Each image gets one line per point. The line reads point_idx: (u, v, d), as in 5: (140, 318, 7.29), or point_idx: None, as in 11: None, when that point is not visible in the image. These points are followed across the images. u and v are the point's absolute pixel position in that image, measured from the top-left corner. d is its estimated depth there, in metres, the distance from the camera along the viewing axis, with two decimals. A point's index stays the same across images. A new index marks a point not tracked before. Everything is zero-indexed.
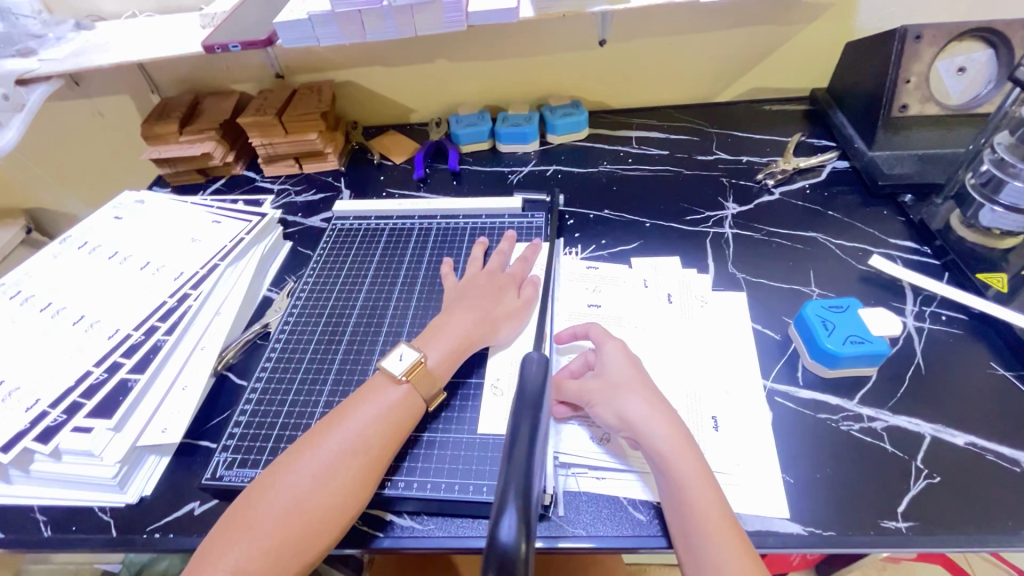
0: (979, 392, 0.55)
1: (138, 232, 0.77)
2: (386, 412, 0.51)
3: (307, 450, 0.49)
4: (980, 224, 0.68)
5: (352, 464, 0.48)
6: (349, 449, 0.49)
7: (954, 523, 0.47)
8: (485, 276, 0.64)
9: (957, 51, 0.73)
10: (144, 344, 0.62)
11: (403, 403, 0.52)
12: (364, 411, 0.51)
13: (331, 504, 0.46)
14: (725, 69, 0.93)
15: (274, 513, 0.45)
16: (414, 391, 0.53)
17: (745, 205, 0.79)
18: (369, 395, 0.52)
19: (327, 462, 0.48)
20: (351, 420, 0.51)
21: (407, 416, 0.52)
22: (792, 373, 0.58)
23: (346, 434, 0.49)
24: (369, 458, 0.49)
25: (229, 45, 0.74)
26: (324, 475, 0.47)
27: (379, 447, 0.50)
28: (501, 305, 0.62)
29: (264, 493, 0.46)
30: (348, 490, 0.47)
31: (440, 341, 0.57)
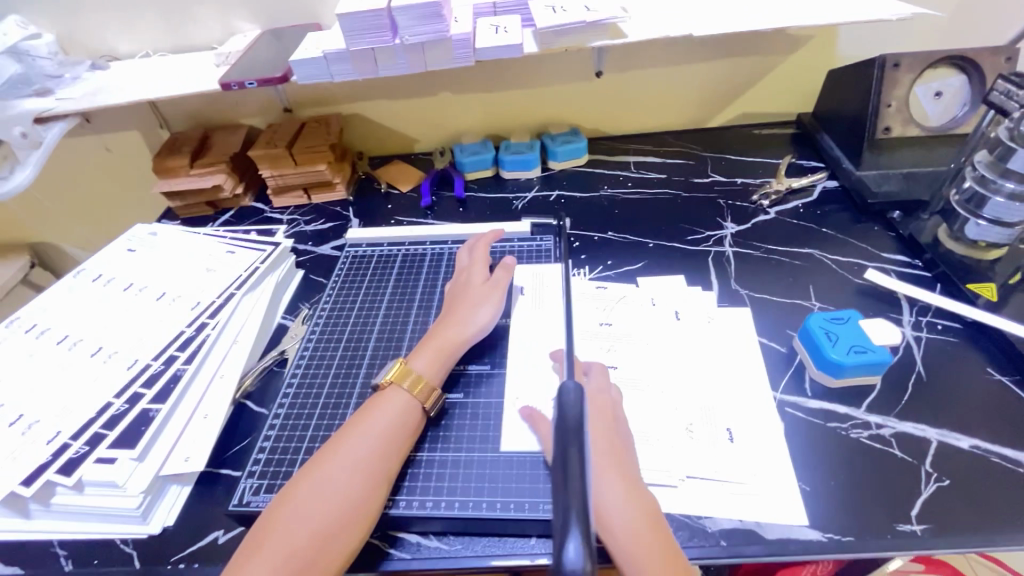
0: (978, 396, 0.58)
1: (153, 264, 0.79)
2: (393, 424, 0.53)
3: (317, 470, 0.49)
4: (967, 237, 0.71)
5: (364, 479, 0.49)
6: (359, 463, 0.49)
7: (965, 525, 0.48)
8: (461, 286, 0.67)
9: (932, 77, 0.79)
10: (164, 374, 0.62)
11: (402, 412, 0.54)
12: (369, 427, 0.52)
13: (347, 519, 0.46)
14: (715, 97, 0.98)
15: (292, 534, 0.45)
16: (399, 391, 0.55)
17: (743, 224, 0.82)
18: (372, 409, 0.54)
19: (344, 479, 0.48)
20: (356, 437, 0.51)
21: (410, 425, 0.54)
22: (800, 384, 0.60)
23: (354, 449, 0.50)
24: (383, 472, 0.50)
25: (245, 82, 0.77)
26: (338, 491, 0.47)
27: (390, 459, 0.51)
28: (469, 295, 0.65)
29: (278, 518, 0.46)
30: (362, 505, 0.47)
31: (421, 351, 0.59)
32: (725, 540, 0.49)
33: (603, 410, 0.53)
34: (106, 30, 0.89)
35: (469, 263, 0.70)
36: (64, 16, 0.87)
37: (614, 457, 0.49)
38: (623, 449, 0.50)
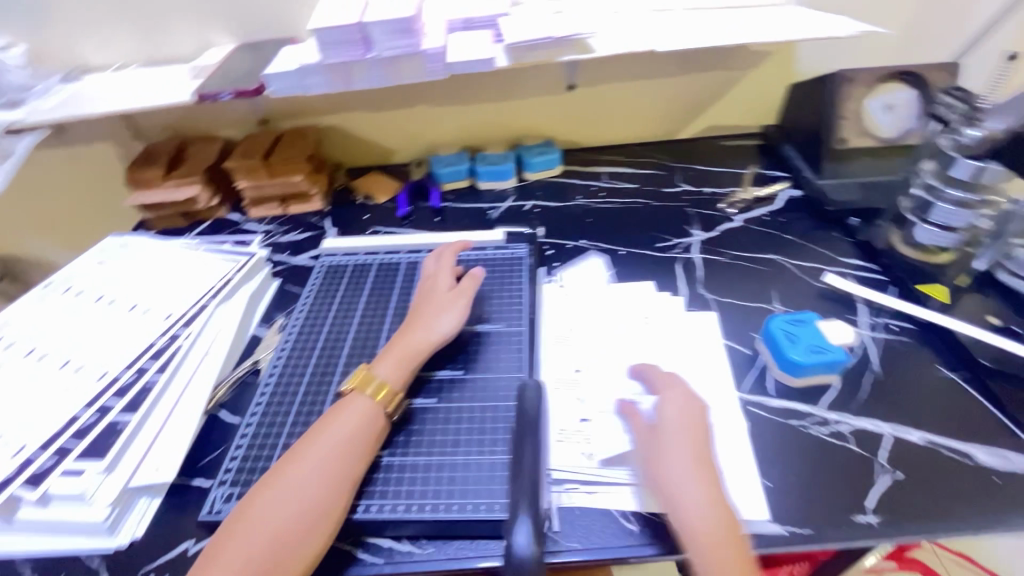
0: (929, 392, 0.61)
1: (125, 275, 0.78)
2: (358, 428, 0.53)
3: (279, 475, 0.49)
4: (918, 242, 0.74)
5: (326, 484, 0.49)
6: (322, 468, 0.50)
7: (916, 516, 0.50)
8: (427, 291, 0.68)
9: (882, 91, 0.83)
10: (135, 384, 0.62)
11: (366, 415, 0.54)
12: (333, 431, 0.52)
13: (309, 522, 0.47)
14: (684, 109, 1.01)
15: (252, 539, 0.45)
16: (361, 396, 0.56)
17: (710, 232, 0.85)
18: (336, 414, 0.54)
19: (308, 483, 0.49)
20: (320, 442, 0.52)
21: (375, 429, 0.54)
22: (763, 384, 0.63)
23: (316, 454, 0.51)
24: (348, 476, 0.51)
25: (220, 94, 0.78)
26: (299, 496, 0.48)
27: (356, 462, 0.52)
28: (435, 301, 0.66)
29: (239, 524, 0.46)
30: (324, 508, 0.48)
31: (385, 356, 0.60)
32: None
33: (695, 415, 0.54)
34: (79, 42, 0.89)
35: (436, 269, 0.71)
36: (36, 29, 0.87)
37: (699, 458, 0.50)
38: (710, 453, 0.51)
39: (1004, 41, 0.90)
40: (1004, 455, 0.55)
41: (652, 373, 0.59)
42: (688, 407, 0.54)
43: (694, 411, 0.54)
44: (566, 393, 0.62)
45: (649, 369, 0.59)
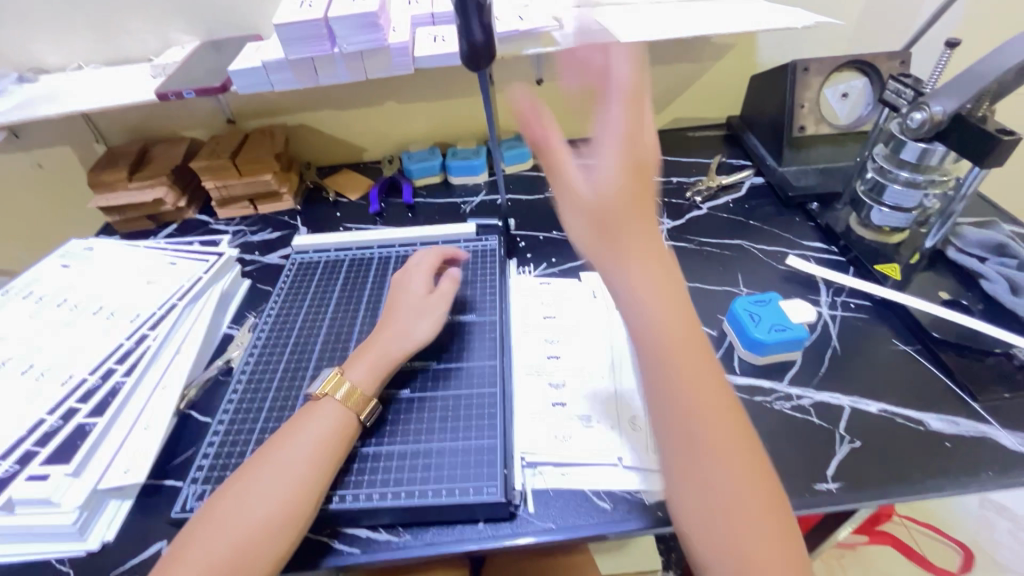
0: (885, 365, 0.63)
1: (91, 278, 0.77)
2: (326, 433, 0.53)
3: (247, 478, 0.49)
4: (873, 224, 0.77)
5: (291, 491, 0.49)
6: (289, 472, 0.49)
7: (874, 480, 0.53)
8: (405, 293, 0.67)
9: (839, 80, 0.87)
10: (101, 388, 0.61)
11: (337, 418, 0.54)
12: (301, 437, 0.52)
13: (274, 527, 0.47)
14: (651, 102, 1.03)
15: (216, 543, 0.45)
16: (335, 402, 0.55)
17: (678, 220, 0.87)
18: (309, 418, 0.54)
19: (272, 492, 0.48)
20: (288, 447, 0.51)
21: (345, 432, 0.54)
22: (729, 363, 0.65)
23: (284, 458, 0.50)
24: (313, 481, 0.50)
25: (183, 92, 0.76)
26: (264, 501, 0.48)
27: (324, 469, 0.51)
28: (411, 304, 0.65)
29: (205, 524, 0.47)
30: (288, 517, 0.47)
31: (357, 363, 0.59)
32: (662, 511, 0.52)
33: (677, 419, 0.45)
34: (35, 42, 0.87)
35: (414, 267, 0.71)
36: None
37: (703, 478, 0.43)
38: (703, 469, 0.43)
39: (949, 31, 0.94)
40: (956, 421, 0.57)
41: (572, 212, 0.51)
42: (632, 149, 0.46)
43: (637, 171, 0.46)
44: (540, 379, 0.63)
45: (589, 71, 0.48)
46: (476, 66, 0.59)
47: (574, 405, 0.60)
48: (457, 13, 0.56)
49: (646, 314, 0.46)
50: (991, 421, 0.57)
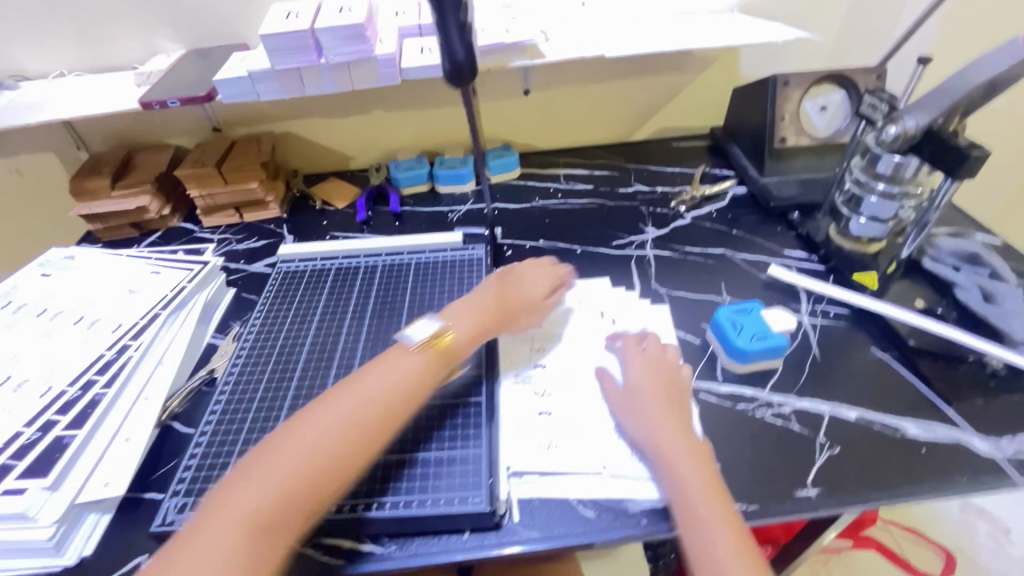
0: (863, 373, 0.65)
1: (71, 287, 0.76)
2: (398, 377, 0.56)
3: (326, 403, 0.53)
4: (851, 233, 0.79)
5: (353, 428, 0.51)
6: (365, 407, 0.53)
7: (852, 486, 0.54)
8: (517, 278, 0.71)
9: (818, 93, 0.89)
10: (81, 399, 0.60)
11: (414, 366, 0.57)
12: (374, 380, 0.55)
13: (344, 455, 0.50)
14: (637, 112, 1.05)
15: (290, 459, 0.48)
16: (431, 351, 0.59)
17: (662, 229, 0.88)
18: (388, 364, 0.57)
19: (334, 428, 0.51)
20: (358, 388, 0.54)
21: (419, 379, 0.57)
22: (712, 371, 0.65)
23: (362, 392, 0.54)
24: (377, 421, 0.53)
25: (167, 100, 0.76)
26: (339, 428, 0.51)
27: (388, 411, 0.53)
28: (523, 295, 0.69)
29: (290, 434, 0.50)
30: (345, 451, 0.50)
31: (459, 321, 0.63)
32: (644, 519, 0.52)
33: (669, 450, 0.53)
34: (16, 49, 0.86)
35: (536, 267, 0.74)
36: None
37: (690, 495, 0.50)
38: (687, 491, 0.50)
39: (923, 48, 0.97)
40: (931, 428, 0.59)
41: (613, 392, 0.60)
42: (653, 363, 0.60)
43: (663, 371, 0.60)
44: (525, 389, 0.63)
45: (624, 334, 0.65)
46: (457, 81, 0.62)
47: (559, 414, 0.60)
48: (440, 34, 0.59)
49: (646, 397, 0.57)
50: (964, 427, 0.59)
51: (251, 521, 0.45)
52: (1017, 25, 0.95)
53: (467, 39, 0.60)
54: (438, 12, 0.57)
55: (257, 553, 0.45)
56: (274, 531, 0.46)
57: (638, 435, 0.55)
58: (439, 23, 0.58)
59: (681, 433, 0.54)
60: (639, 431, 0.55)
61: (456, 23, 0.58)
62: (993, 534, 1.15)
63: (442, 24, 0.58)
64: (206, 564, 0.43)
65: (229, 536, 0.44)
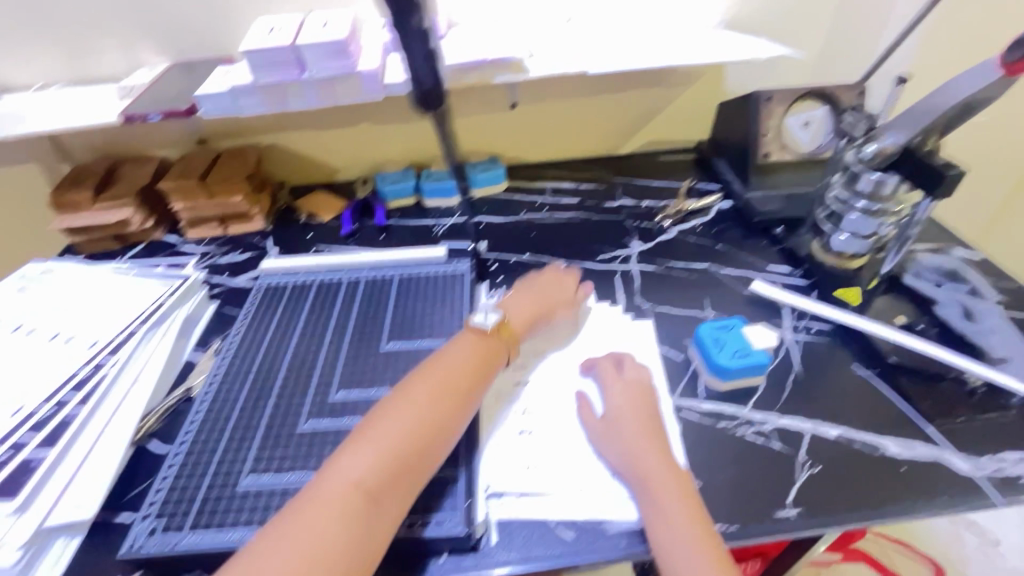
0: (845, 390, 0.65)
1: (49, 302, 0.75)
2: (474, 356, 0.59)
3: (411, 385, 0.55)
4: (834, 249, 0.78)
5: (443, 402, 0.54)
6: (451, 384, 0.56)
7: (832, 506, 0.54)
8: (554, 270, 0.75)
9: (801, 108, 0.89)
10: (53, 419, 0.59)
11: (488, 344, 0.61)
12: (451, 358, 0.58)
13: (432, 433, 0.52)
14: (623, 126, 1.06)
15: (392, 432, 0.51)
16: (498, 339, 0.62)
17: (648, 243, 0.88)
18: (463, 344, 0.61)
19: (427, 401, 0.54)
20: (440, 367, 0.57)
21: (492, 356, 0.61)
22: (694, 388, 0.65)
23: (442, 374, 0.56)
24: (463, 393, 0.56)
25: (149, 115, 0.76)
26: (426, 408, 0.53)
27: (474, 384, 0.57)
28: (561, 291, 0.72)
29: (386, 412, 0.53)
30: (440, 421, 0.53)
31: (513, 312, 0.67)
32: (624, 540, 0.52)
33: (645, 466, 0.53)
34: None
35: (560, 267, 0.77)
36: None
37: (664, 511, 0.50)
38: (662, 507, 0.50)
39: (905, 65, 0.98)
40: (912, 445, 0.59)
41: (592, 420, 0.59)
42: (629, 385, 0.60)
43: (641, 396, 0.59)
44: (505, 408, 0.62)
45: (599, 360, 0.64)
46: (426, 106, 0.59)
47: (539, 432, 0.60)
48: (405, 56, 0.56)
49: (621, 418, 0.57)
50: (944, 445, 0.58)
51: (358, 492, 0.47)
52: (994, 46, 0.97)
53: (434, 63, 0.57)
54: (402, 36, 0.55)
55: (368, 523, 0.46)
56: (381, 503, 0.47)
57: (612, 456, 0.55)
58: (403, 47, 0.56)
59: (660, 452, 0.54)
60: (612, 455, 0.55)
61: (424, 44, 0.56)
62: (982, 547, 1.15)
63: (408, 45, 0.55)
64: (323, 533, 0.44)
65: (337, 507, 0.46)
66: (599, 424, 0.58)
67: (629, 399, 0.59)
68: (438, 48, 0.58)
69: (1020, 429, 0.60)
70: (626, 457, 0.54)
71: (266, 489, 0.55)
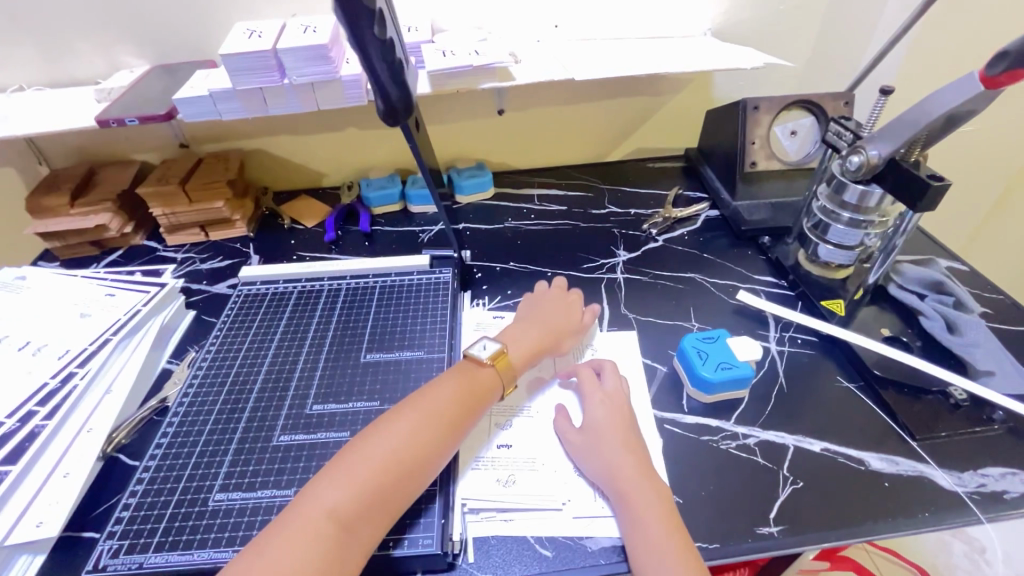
0: (829, 402, 0.64)
1: (20, 310, 0.73)
2: (466, 387, 0.56)
3: (397, 414, 0.52)
4: (819, 258, 0.79)
5: (428, 434, 0.51)
6: (439, 416, 0.53)
7: (814, 523, 0.53)
8: (557, 298, 0.71)
9: (788, 118, 0.90)
10: (18, 432, 0.57)
11: (483, 376, 0.58)
12: (443, 389, 0.55)
13: (414, 464, 0.50)
14: (611, 134, 1.05)
15: (371, 462, 0.48)
16: (497, 374, 0.59)
17: (634, 252, 0.88)
18: (459, 374, 0.58)
19: (411, 433, 0.51)
20: (430, 397, 0.54)
21: (485, 389, 0.57)
22: (677, 401, 0.64)
23: (434, 402, 0.54)
24: (450, 428, 0.53)
25: (125, 119, 0.74)
26: (412, 435, 0.51)
27: (463, 418, 0.54)
28: (567, 318, 0.69)
29: (368, 439, 0.50)
30: (422, 454, 0.50)
31: (515, 343, 0.64)
32: (604, 558, 0.51)
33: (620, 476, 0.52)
34: None
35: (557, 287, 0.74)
36: None
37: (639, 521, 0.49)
38: (637, 517, 0.49)
39: (890, 75, 0.99)
40: (895, 460, 0.58)
41: (569, 432, 0.58)
42: (607, 397, 0.59)
43: (619, 408, 0.58)
44: (487, 422, 0.61)
45: (578, 369, 0.63)
46: (395, 119, 0.58)
47: (520, 445, 0.59)
48: (367, 71, 0.54)
49: (597, 428, 0.56)
50: (928, 460, 0.58)
51: (332, 522, 0.44)
52: (979, 58, 0.97)
53: (396, 74, 0.56)
54: (361, 52, 0.52)
55: (338, 555, 0.43)
56: (353, 534, 0.45)
57: (589, 469, 0.55)
58: (365, 63, 0.53)
59: (642, 470, 0.52)
60: (588, 467, 0.55)
61: (387, 58, 0.54)
62: (970, 555, 1.14)
63: (370, 62, 0.53)
64: (293, 557, 0.42)
65: (309, 532, 0.43)
66: (575, 435, 0.57)
67: (605, 409, 0.58)
68: (397, 58, 0.57)
69: (1003, 444, 0.59)
70: (600, 468, 0.53)
71: (236, 506, 0.53)
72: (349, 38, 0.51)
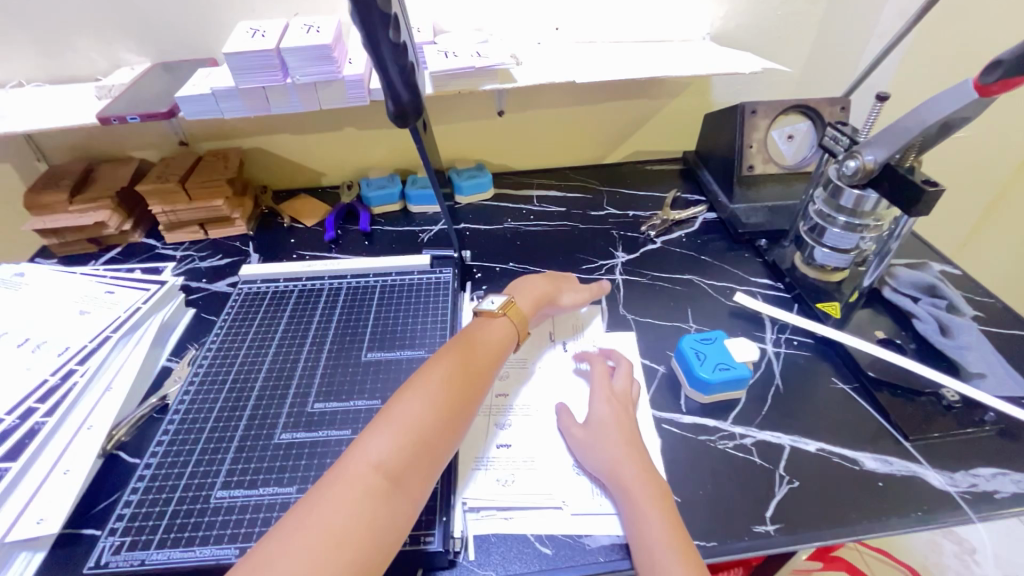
0: (824, 403, 0.65)
1: (19, 307, 0.73)
2: (487, 341, 0.58)
3: (428, 370, 0.53)
4: (815, 262, 0.80)
5: (461, 385, 0.52)
6: (467, 369, 0.54)
7: (810, 521, 0.54)
8: (561, 279, 0.75)
9: (785, 122, 0.90)
10: (18, 429, 0.57)
11: (499, 331, 0.60)
12: (466, 343, 0.57)
13: (450, 415, 0.50)
14: (610, 136, 1.06)
15: (412, 414, 0.48)
16: (508, 322, 0.62)
17: (632, 253, 0.88)
18: (479, 331, 0.59)
19: (445, 384, 0.51)
20: (455, 351, 0.55)
21: (502, 344, 0.59)
22: (675, 401, 0.65)
23: (461, 357, 0.54)
24: (477, 379, 0.54)
25: (127, 116, 0.74)
26: (446, 387, 0.51)
27: (487, 370, 0.56)
28: (567, 281, 0.75)
29: (405, 394, 0.50)
30: (456, 405, 0.51)
31: (519, 295, 0.68)
32: (603, 555, 0.51)
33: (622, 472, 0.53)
34: None
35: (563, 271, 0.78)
36: None
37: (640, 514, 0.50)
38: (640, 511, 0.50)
39: (885, 82, 1.00)
40: (889, 460, 0.59)
41: (573, 427, 0.58)
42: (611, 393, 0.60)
43: (623, 405, 0.59)
44: (488, 421, 0.62)
45: (591, 356, 0.66)
46: (406, 122, 0.59)
47: (521, 445, 0.60)
48: (380, 75, 0.55)
49: (601, 422, 0.57)
50: (920, 461, 0.59)
51: (379, 475, 0.44)
52: (973, 66, 0.99)
53: (408, 79, 0.57)
54: (377, 57, 0.53)
55: (388, 508, 0.43)
56: (400, 488, 0.44)
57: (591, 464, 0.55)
58: (378, 67, 0.54)
59: (642, 466, 0.53)
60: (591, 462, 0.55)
61: (401, 61, 0.55)
62: (960, 555, 1.15)
63: (384, 68, 0.54)
64: (344, 513, 0.41)
65: (358, 488, 0.42)
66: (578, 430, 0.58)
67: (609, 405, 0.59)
68: (410, 62, 0.58)
69: (995, 445, 0.60)
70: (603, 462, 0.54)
71: (238, 504, 0.54)
72: (363, 39, 0.51)
